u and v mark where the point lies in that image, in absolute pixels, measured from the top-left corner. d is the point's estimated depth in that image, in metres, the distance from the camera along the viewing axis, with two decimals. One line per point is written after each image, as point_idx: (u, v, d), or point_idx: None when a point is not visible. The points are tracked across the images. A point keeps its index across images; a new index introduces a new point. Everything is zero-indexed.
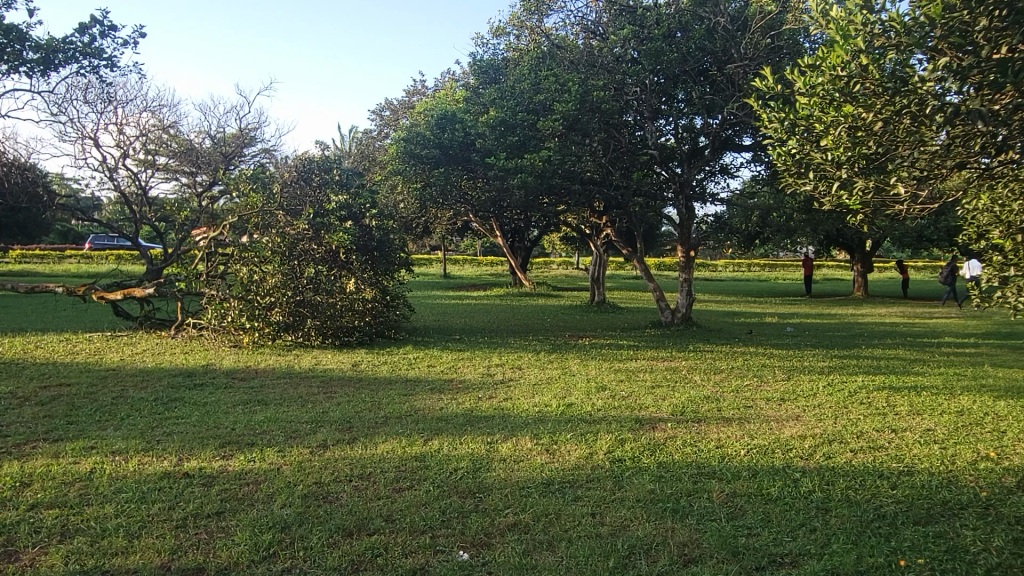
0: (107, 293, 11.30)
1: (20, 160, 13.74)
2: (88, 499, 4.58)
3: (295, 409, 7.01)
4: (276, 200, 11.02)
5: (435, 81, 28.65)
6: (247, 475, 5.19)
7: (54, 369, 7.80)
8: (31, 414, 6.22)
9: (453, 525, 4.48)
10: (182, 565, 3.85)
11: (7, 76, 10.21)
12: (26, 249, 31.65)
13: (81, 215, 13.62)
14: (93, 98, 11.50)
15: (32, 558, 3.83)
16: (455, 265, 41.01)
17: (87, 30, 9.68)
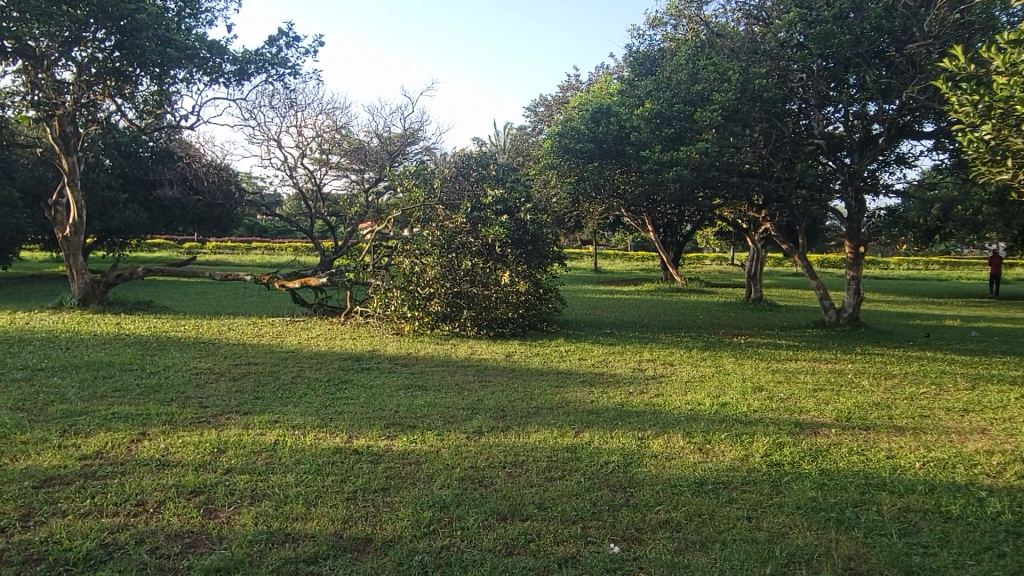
0: (287, 281, 12.37)
1: (216, 161, 15.35)
2: (273, 467, 5.06)
3: (452, 395, 7.34)
4: (436, 195, 11.56)
5: (589, 76, 28.72)
6: (409, 455, 5.52)
7: (242, 349, 8.65)
8: (225, 388, 6.96)
9: (604, 517, 4.51)
10: (353, 534, 4.17)
11: (208, 86, 11.40)
12: (221, 242, 35.41)
13: (265, 210, 14.98)
14: (277, 103, 12.60)
15: (228, 516, 4.29)
16: (606, 259, 40.91)
17: (275, 42, 10.61)
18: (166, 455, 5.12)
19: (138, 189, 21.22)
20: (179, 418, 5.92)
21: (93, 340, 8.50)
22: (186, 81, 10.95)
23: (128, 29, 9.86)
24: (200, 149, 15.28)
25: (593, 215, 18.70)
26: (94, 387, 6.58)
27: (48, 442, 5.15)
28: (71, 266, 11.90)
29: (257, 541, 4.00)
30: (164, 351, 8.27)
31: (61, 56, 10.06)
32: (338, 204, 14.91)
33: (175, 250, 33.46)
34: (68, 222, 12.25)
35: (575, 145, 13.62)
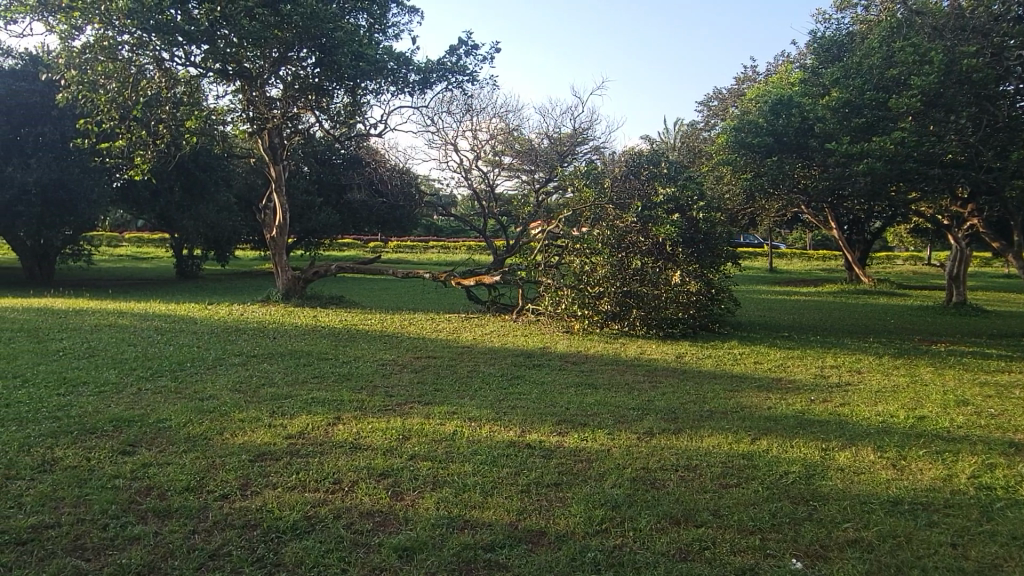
0: (463, 279, 12.93)
1: (399, 165, 16.36)
2: (452, 456, 5.33)
3: (622, 395, 7.32)
4: (606, 194, 11.56)
5: (768, 66, 27.30)
6: (581, 452, 5.58)
7: (423, 343, 9.17)
8: (408, 379, 7.42)
9: (785, 531, 4.30)
10: (527, 526, 4.29)
11: (394, 95, 12.17)
12: (401, 241, 37.72)
13: (442, 211, 15.74)
14: (455, 109, 13.20)
15: (413, 499, 4.58)
16: (783, 258, 38.77)
17: (455, 50, 11.13)
18: (358, 438, 5.56)
19: (331, 194, 23.21)
20: (368, 406, 6.39)
21: (295, 331, 9.39)
22: (375, 92, 11.77)
23: (327, 47, 10.75)
24: (385, 154, 16.35)
25: (769, 212, 17.81)
26: (297, 373, 7.29)
27: (261, 421, 5.76)
28: (277, 264, 13.21)
29: (439, 525, 4.24)
30: (355, 342, 8.96)
31: (271, 75, 11.17)
32: (509, 204, 15.36)
33: (362, 249, 36.11)
34: (274, 224, 13.61)
35: (753, 140, 13.04)
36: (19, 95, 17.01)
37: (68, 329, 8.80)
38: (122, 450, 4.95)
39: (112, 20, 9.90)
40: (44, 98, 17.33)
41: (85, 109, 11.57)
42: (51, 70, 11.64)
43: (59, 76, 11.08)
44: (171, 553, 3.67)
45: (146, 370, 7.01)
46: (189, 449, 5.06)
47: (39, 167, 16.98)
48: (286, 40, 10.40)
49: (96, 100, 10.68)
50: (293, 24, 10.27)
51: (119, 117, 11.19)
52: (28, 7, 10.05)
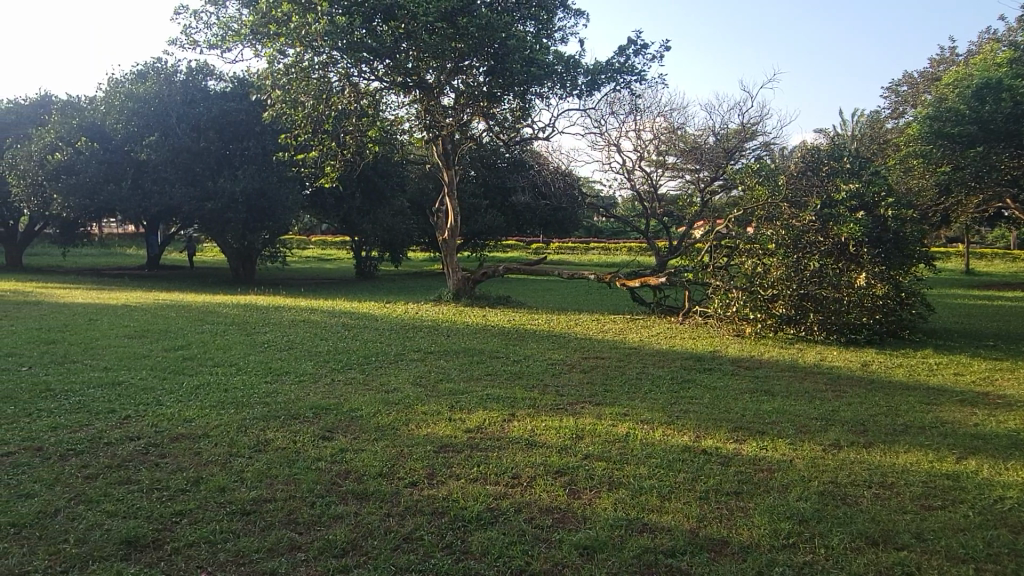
0: (629, 281, 12.83)
1: (562, 167, 16.54)
2: (626, 457, 5.31)
3: (803, 403, 6.92)
4: (782, 192, 11.06)
5: (968, 46, 24.68)
6: (761, 462, 5.35)
7: (590, 344, 9.20)
8: (578, 378, 7.51)
9: (1004, 563, 3.87)
10: (709, 534, 4.18)
11: (562, 99, 12.31)
12: (562, 242, 38.15)
13: (604, 212, 15.71)
14: (621, 110, 13.14)
15: (590, 498, 4.62)
16: (982, 259, 34.93)
17: (623, 50, 11.07)
18: (533, 435, 5.69)
19: (496, 196, 23.93)
20: (541, 404, 6.53)
21: (467, 330, 9.78)
22: (543, 96, 11.97)
23: (499, 55, 11.09)
24: (549, 157, 16.59)
25: (969, 209, 16.08)
26: (471, 370, 7.60)
27: (442, 414, 6.06)
28: (448, 264, 13.80)
29: (618, 526, 4.24)
30: (524, 341, 9.18)
31: (446, 85, 11.69)
32: (675, 203, 15.04)
33: (525, 250, 36.95)
34: (446, 226, 14.24)
35: (951, 129, 11.87)
36: (229, 113, 19.33)
37: (270, 324, 9.75)
38: (322, 435, 5.39)
39: (311, 42, 10.64)
40: (249, 115, 19.52)
41: (285, 124, 12.74)
42: (258, 91, 12.96)
43: (265, 96, 12.28)
44: (370, 533, 3.95)
45: (338, 363, 7.59)
46: (379, 437, 5.42)
47: (244, 178, 18.94)
48: (461, 50, 10.85)
49: (294, 115, 11.74)
50: (469, 35, 10.70)
51: (313, 130, 12.22)
52: (241, 35, 11.18)
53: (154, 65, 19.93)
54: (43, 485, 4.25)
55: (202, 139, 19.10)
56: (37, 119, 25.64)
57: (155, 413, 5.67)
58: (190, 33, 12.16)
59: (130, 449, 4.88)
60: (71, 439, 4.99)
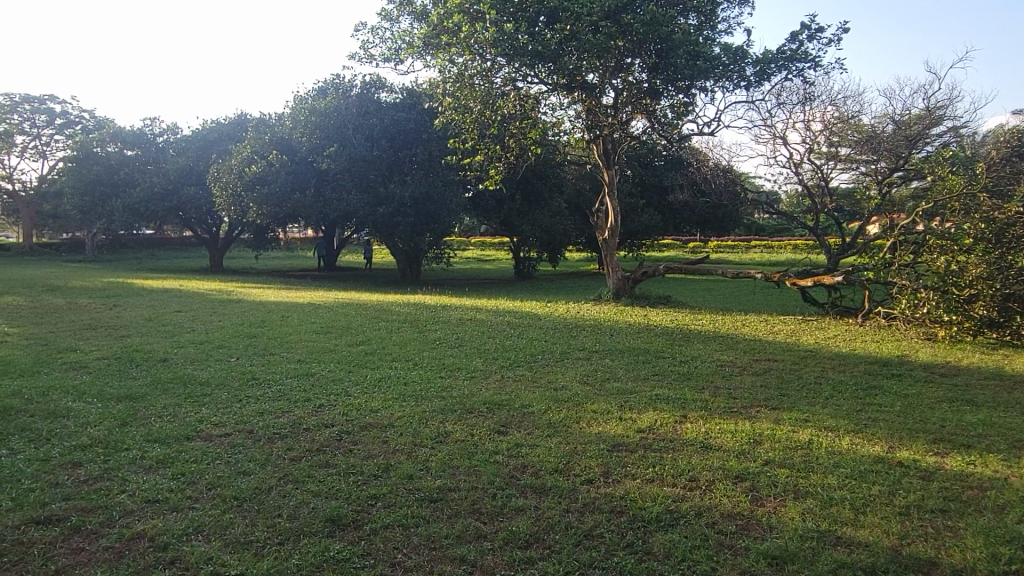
0: (799, 280, 12.08)
1: (723, 163, 15.96)
2: (812, 466, 5.01)
3: (1013, 416, 6.20)
4: (980, 182, 10.01)
5: None
6: (969, 478, 4.85)
7: (761, 345, 8.79)
8: (751, 382, 7.18)
9: None
10: (914, 553, 3.84)
11: (728, 91, 11.87)
12: (722, 241, 36.87)
13: (768, 208, 14.97)
14: (791, 100, 12.47)
15: (775, 506, 4.40)
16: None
17: (796, 36, 10.49)
18: (708, 438, 5.51)
19: (653, 195, 23.58)
20: (714, 406, 6.32)
21: (629, 329, 9.69)
22: (708, 90, 11.61)
23: (663, 51, 10.91)
24: (709, 153, 16.06)
25: None
26: (638, 370, 7.51)
27: (613, 413, 6.03)
28: (608, 265, 13.75)
29: (808, 538, 4.00)
30: (690, 342, 8.93)
31: (607, 85, 11.64)
32: (848, 197, 14.04)
33: (682, 251, 36.08)
34: (606, 226, 14.19)
35: None
36: (399, 123, 20.44)
37: (440, 322, 10.19)
38: (497, 429, 5.55)
39: (479, 49, 11.04)
40: (417, 124, 20.55)
41: (453, 131, 13.26)
42: (429, 100, 13.62)
43: (435, 104, 12.87)
44: (552, 527, 4.00)
45: (507, 360, 7.79)
46: (553, 433, 5.49)
47: (412, 183, 19.91)
48: (623, 47, 10.74)
49: (462, 120, 12.18)
50: (633, 32, 10.58)
51: (479, 135, 12.62)
52: (414, 48, 11.81)
53: (333, 81, 21.55)
54: (257, 464, 4.70)
55: (375, 148, 20.33)
56: (234, 136, 28.49)
57: (345, 402, 6.10)
58: (368, 48, 12.99)
59: (327, 435, 5.28)
60: (277, 424, 5.49)
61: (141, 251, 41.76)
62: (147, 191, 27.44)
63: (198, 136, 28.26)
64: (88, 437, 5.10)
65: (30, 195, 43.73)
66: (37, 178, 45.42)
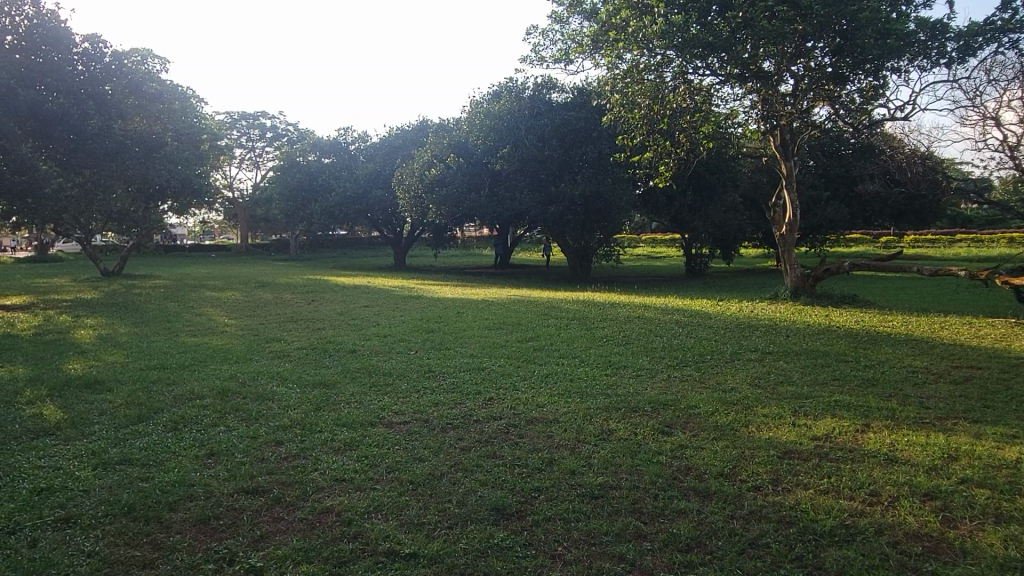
0: (1013, 278, 10.67)
1: (921, 150, 14.54)
2: (1018, 489, 4.47)
3: None
4: None
5: None
6: None
7: (963, 351, 7.94)
8: (948, 391, 6.50)
9: None
10: None
11: (925, 72, 10.84)
12: (920, 235, 33.60)
13: (976, 197, 13.41)
14: (1003, 76, 11.12)
15: (971, 530, 3.99)
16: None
17: (1007, 4, 9.37)
18: (894, 451, 5.09)
19: (840, 186, 21.98)
20: (902, 416, 5.82)
21: (808, 330, 9.14)
22: (902, 70, 10.66)
23: (850, 31, 10.19)
24: (904, 140, 14.70)
25: None
26: (816, 373, 7.07)
27: (785, 418, 5.75)
28: (786, 261, 13.06)
29: (1009, 568, 3.59)
30: (877, 345, 8.26)
31: (786, 72, 11.04)
32: None
33: (875, 246, 33.26)
34: (785, 221, 13.46)
35: None
36: (570, 122, 20.66)
37: (608, 319, 10.23)
38: (661, 429, 5.51)
39: (648, 44, 10.85)
40: (587, 122, 20.64)
41: (622, 128, 13.19)
42: (598, 98, 13.67)
43: (604, 103, 12.89)
44: (715, 533, 3.92)
45: (674, 359, 7.67)
46: (720, 437, 5.35)
47: (583, 182, 20.00)
48: (804, 32, 10.14)
49: (631, 118, 12.09)
50: (814, 14, 9.98)
51: (648, 131, 12.47)
52: (583, 47, 11.90)
53: (508, 84, 22.24)
54: (431, 451, 5.03)
55: (546, 147, 20.70)
56: (417, 141, 30.25)
57: (513, 397, 6.33)
58: (538, 50, 13.27)
59: (495, 428, 5.53)
60: (450, 415, 5.83)
61: (335, 250, 45.63)
62: (341, 195, 29.92)
63: (386, 143, 30.35)
64: (289, 419, 5.72)
65: (246, 201, 49.27)
66: (251, 186, 51.08)
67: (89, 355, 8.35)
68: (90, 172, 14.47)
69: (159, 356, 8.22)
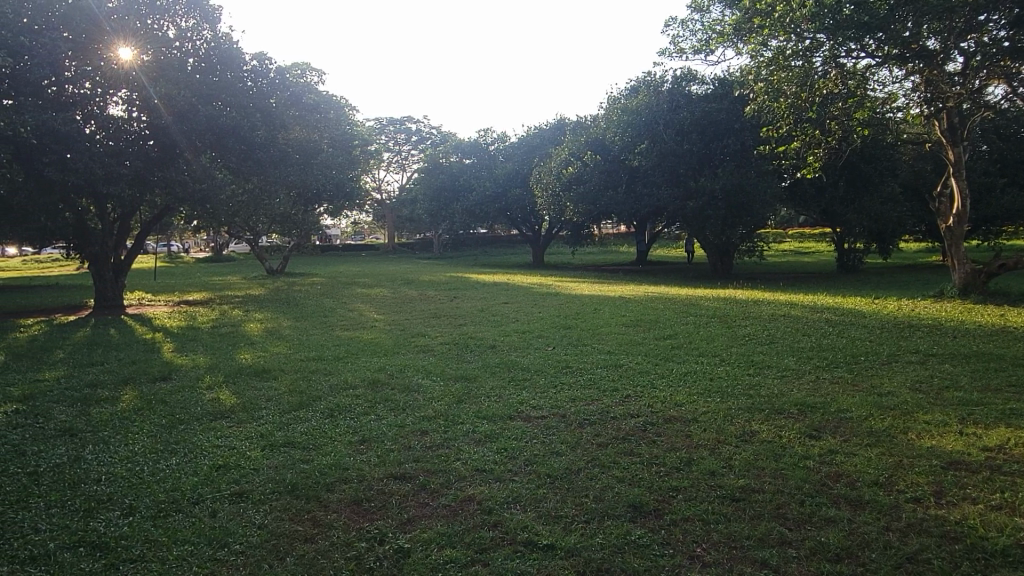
0: None
1: None
2: None
3: None
4: None
5: None
6: None
7: None
8: None
9: None
10: None
11: None
12: None
13: None
14: None
15: None
16: None
17: None
18: None
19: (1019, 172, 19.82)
20: None
21: (979, 331, 8.35)
22: None
23: None
24: None
25: None
26: (988, 378, 6.45)
27: (950, 426, 5.30)
28: (954, 255, 11.99)
29: None
30: None
31: (954, 49, 10.11)
32: None
33: None
34: (952, 212, 12.35)
35: None
36: (711, 114, 20.02)
37: (750, 317, 9.87)
38: (809, 433, 5.26)
39: (796, 28, 10.18)
40: (730, 113, 19.91)
41: (767, 118, 12.63)
42: (740, 89, 13.18)
43: (747, 93, 12.41)
44: (868, 544, 3.70)
45: (824, 361, 7.27)
46: (874, 443, 5.02)
47: (724, 175, 19.30)
48: (975, 4, 9.25)
49: (777, 108, 11.53)
50: None
51: (795, 120, 11.87)
52: (725, 36, 11.49)
53: (646, 78, 21.95)
54: (568, 446, 5.10)
55: (686, 141, 20.23)
56: (554, 140, 30.51)
57: (650, 394, 6.27)
58: (677, 42, 12.95)
59: (632, 425, 5.51)
60: (587, 410, 5.88)
61: (475, 249, 46.92)
62: (481, 195, 30.76)
63: (524, 142, 30.85)
64: (433, 410, 6.00)
65: (393, 202, 51.87)
66: (398, 188, 53.65)
67: (258, 346, 9.15)
68: (257, 178, 15.89)
69: (317, 349, 8.86)
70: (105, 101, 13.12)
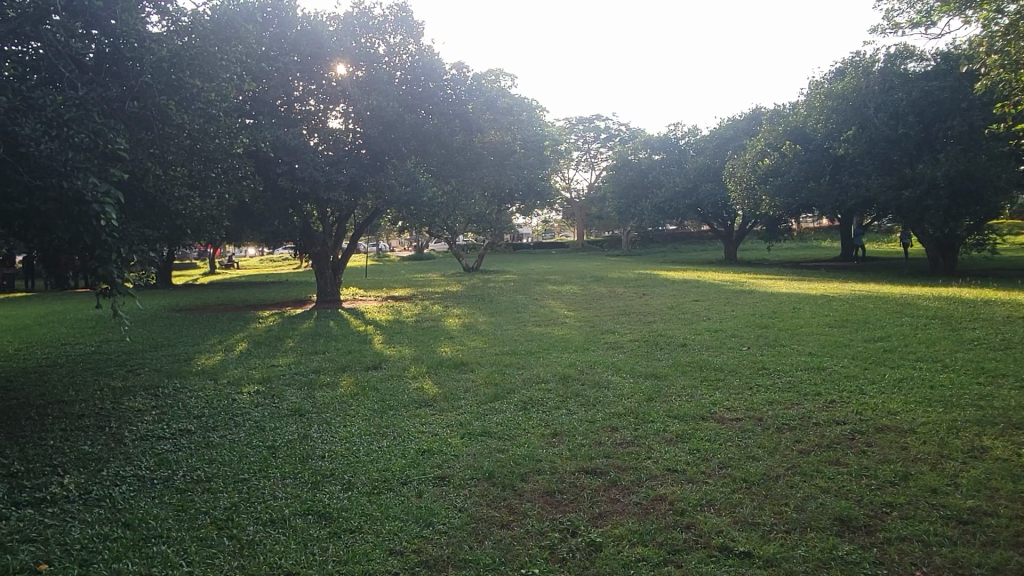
0: None
1: None
2: None
3: None
4: None
5: None
6: None
7: None
8: None
9: None
10: None
11: None
12: None
13: None
14: None
15: None
16: None
17: None
18: None
19: None
20: None
21: None
22: None
23: None
24: None
25: None
26: None
27: None
28: None
29: None
30: None
31: None
32: None
33: None
34: None
35: None
36: (931, 93, 18.00)
37: (980, 318, 8.79)
38: None
39: None
40: (955, 92, 17.74)
41: (1003, 95, 11.12)
42: (968, 63, 11.75)
43: (977, 67, 11.02)
44: None
45: None
46: None
47: (947, 161, 17.29)
48: None
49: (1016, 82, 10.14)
50: None
51: None
52: (949, 7, 10.34)
53: (855, 59, 20.31)
54: (765, 451, 4.87)
55: (900, 125, 18.42)
56: (749, 131, 29.15)
57: (858, 400, 5.81)
58: (892, 17, 11.82)
59: (838, 432, 5.15)
60: (787, 415, 5.57)
61: (664, 245, 46.00)
62: (671, 190, 30.18)
63: (716, 135, 29.82)
64: (624, 407, 6.01)
65: (582, 200, 52.52)
66: (587, 186, 54.20)
67: (458, 340, 9.69)
68: (454, 180, 16.77)
69: (511, 343, 9.20)
70: (326, 115, 14.70)
